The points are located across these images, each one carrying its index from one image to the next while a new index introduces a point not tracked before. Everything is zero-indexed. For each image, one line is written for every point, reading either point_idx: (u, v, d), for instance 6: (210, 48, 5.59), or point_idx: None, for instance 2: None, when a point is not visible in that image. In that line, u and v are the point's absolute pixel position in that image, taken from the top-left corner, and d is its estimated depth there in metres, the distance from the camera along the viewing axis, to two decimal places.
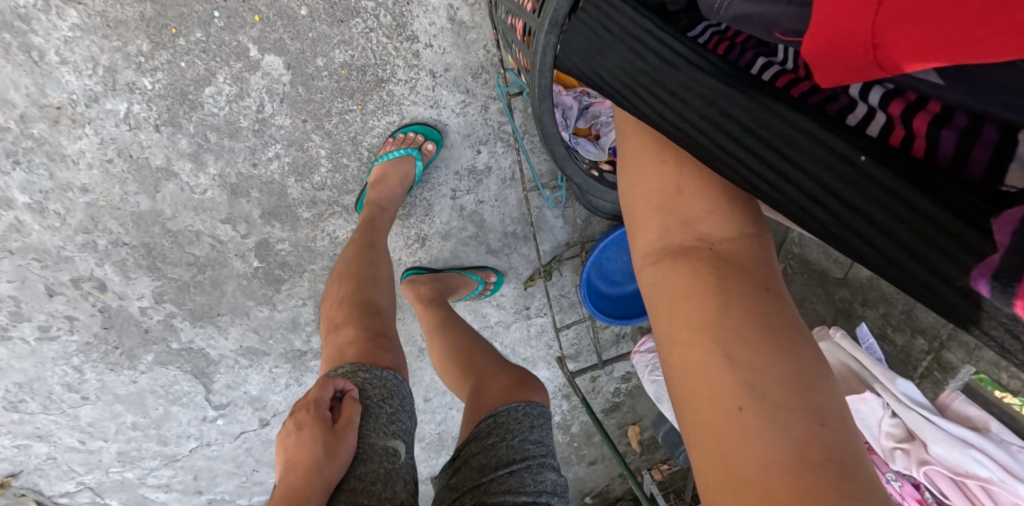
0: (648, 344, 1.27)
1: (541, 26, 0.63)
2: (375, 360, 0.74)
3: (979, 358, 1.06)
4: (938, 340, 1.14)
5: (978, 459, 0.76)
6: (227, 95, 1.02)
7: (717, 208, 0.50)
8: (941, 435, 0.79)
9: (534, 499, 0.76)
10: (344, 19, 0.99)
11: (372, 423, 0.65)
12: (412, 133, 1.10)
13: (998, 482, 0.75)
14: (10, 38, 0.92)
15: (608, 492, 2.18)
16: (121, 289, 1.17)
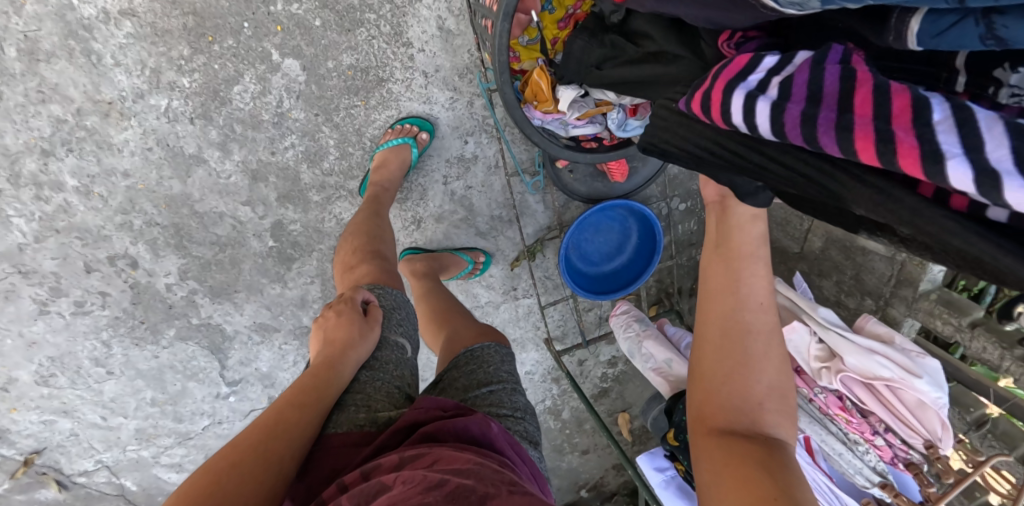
0: (624, 308, 1.44)
1: (499, 17, 0.82)
2: (389, 283, 0.98)
3: (916, 310, 1.21)
4: (883, 298, 1.29)
5: (882, 361, 0.88)
6: (251, 92, 1.20)
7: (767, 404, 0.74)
8: (852, 346, 0.91)
9: (512, 412, 0.91)
10: (351, 28, 1.19)
11: (388, 323, 0.91)
12: (408, 124, 1.29)
13: (899, 379, 0.86)
14: (75, 44, 1.10)
15: (602, 485, 2.27)
16: (151, 265, 1.32)
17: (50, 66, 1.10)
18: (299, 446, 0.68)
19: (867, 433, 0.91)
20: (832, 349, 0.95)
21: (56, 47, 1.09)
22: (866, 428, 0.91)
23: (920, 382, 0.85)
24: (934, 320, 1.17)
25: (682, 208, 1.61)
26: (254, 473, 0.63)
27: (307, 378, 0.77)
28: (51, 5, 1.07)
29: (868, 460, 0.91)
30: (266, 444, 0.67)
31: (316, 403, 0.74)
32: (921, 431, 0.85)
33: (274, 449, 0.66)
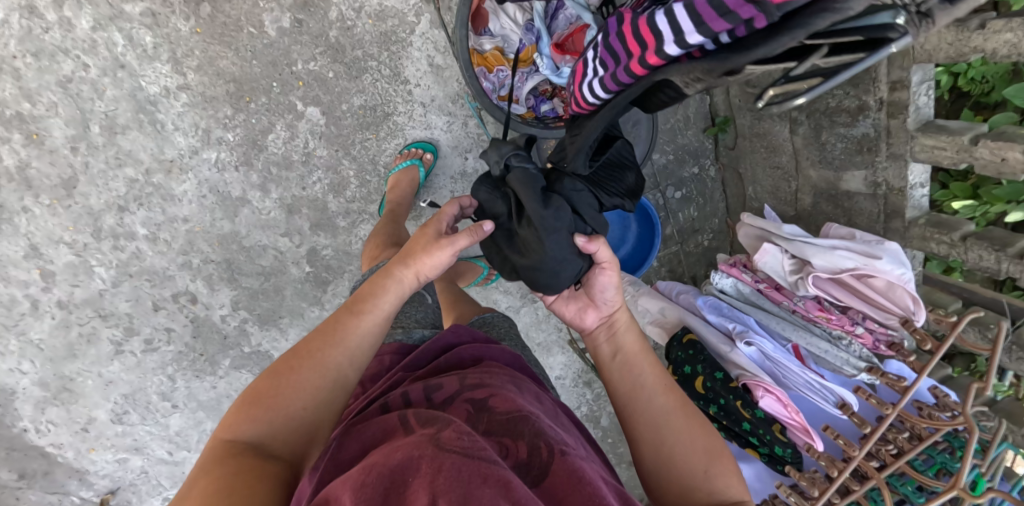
0: None
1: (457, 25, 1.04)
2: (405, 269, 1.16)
3: (910, 238, 1.31)
4: (879, 236, 1.38)
5: (845, 254, 0.98)
6: (283, 138, 1.45)
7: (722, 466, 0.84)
8: (817, 247, 1.01)
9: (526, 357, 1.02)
10: (358, 75, 1.44)
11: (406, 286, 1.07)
12: (415, 148, 1.51)
13: (863, 265, 0.96)
14: (143, 116, 1.37)
15: None
16: (208, 299, 1.52)
17: (124, 137, 1.37)
18: (362, 349, 0.76)
19: (848, 325, 0.98)
20: (802, 258, 1.04)
21: (129, 121, 1.36)
22: (846, 319, 0.98)
23: (882, 264, 0.94)
24: (929, 242, 1.27)
25: (677, 196, 1.76)
26: (315, 375, 0.71)
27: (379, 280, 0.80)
28: (125, 88, 1.34)
29: (854, 350, 0.97)
30: (335, 340, 0.74)
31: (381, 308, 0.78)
32: (893, 309, 0.93)
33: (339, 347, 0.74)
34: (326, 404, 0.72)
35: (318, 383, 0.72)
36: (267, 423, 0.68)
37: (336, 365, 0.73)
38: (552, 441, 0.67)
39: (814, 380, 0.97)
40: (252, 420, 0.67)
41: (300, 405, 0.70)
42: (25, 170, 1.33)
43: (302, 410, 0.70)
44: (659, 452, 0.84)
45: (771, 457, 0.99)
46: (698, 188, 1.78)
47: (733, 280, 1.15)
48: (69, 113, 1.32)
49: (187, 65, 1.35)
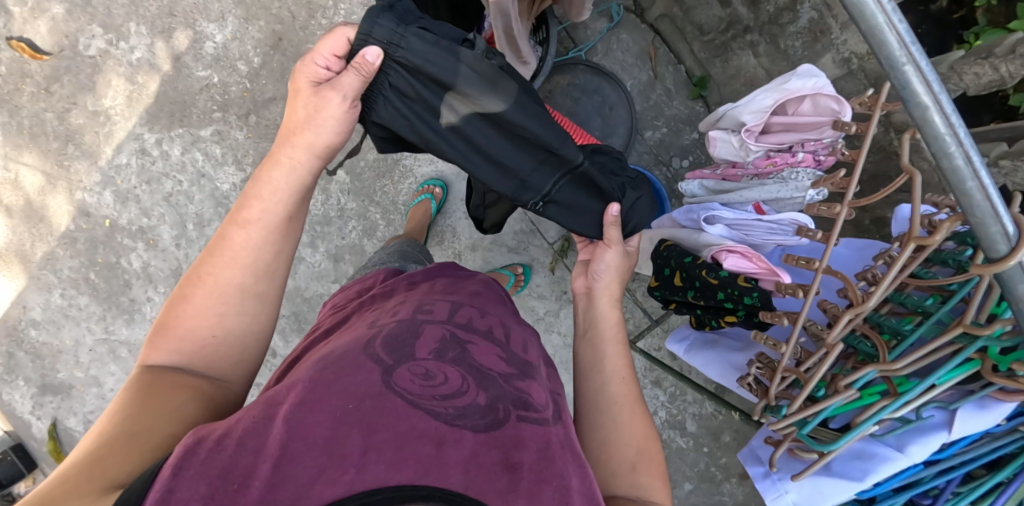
0: None
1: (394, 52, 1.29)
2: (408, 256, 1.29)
3: None
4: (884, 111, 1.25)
5: (761, 95, 0.97)
6: (321, 201, 1.77)
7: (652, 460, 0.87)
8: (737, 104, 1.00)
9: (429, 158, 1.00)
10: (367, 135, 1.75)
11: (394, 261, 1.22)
12: (427, 186, 1.74)
13: (780, 96, 0.94)
14: (222, 209, 1.78)
15: None
16: (284, 350, 1.77)
17: (209, 228, 1.78)
18: (251, 255, 0.80)
19: (789, 159, 0.96)
20: (739, 123, 1.02)
21: (213, 215, 1.78)
22: (788, 155, 0.96)
23: (796, 85, 0.93)
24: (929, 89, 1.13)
25: (685, 164, 1.73)
26: (209, 294, 0.78)
27: (262, 188, 0.82)
28: (208, 191, 1.78)
29: (804, 179, 0.93)
30: (218, 253, 0.79)
31: (267, 214, 0.82)
32: (823, 119, 0.92)
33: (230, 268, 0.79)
34: (235, 320, 0.79)
35: (216, 307, 0.78)
36: (180, 344, 0.76)
37: (233, 285, 0.79)
38: (512, 406, 0.73)
39: (771, 224, 0.93)
40: (166, 346, 0.76)
41: (210, 326, 0.78)
42: (148, 268, 1.80)
43: (211, 335, 0.78)
44: (603, 430, 0.88)
45: (748, 314, 0.91)
46: (706, 152, 1.74)
47: (699, 182, 1.14)
48: (173, 219, 1.79)
49: (246, 163, 1.77)
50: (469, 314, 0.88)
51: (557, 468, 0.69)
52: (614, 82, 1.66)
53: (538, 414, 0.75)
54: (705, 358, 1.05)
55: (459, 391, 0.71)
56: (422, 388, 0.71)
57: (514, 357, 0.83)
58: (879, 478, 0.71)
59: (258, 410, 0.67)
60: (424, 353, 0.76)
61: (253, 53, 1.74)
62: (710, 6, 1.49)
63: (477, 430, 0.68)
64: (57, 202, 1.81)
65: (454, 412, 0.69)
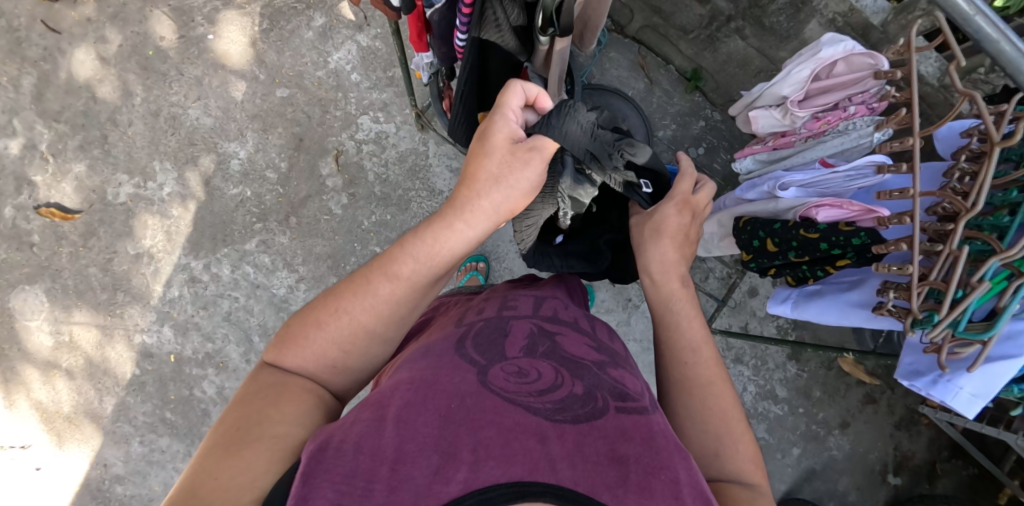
0: None
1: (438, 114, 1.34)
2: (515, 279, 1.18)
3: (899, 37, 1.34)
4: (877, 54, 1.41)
5: (796, 68, 1.07)
6: None
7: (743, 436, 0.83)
8: (774, 81, 1.11)
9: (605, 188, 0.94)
10: (406, 206, 1.83)
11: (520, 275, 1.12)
12: (473, 262, 1.81)
13: (817, 63, 1.05)
14: (284, 312, 1.81)
15: (901, 453, 2.09)
16: None
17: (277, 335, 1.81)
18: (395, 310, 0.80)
19: (840, 114, 1.03)
20: (779, 97, 1.13)
21: (277, 320, 1.81)
22: (840, 112, 1.03)
23: (828, 52, 1.03)
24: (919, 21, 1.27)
25: (702, 151, 1.87)
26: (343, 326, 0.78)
27: (422, 245, 0.80)
28: (265, 300, 1.81)
29: (864, 127, 0.99)
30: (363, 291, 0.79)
31: (417, 274, 0.80)
32: (863, 73, 1.01)
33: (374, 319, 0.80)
34: (357, 355, 0.80)
35: (340, 333, 0.78)
36: (305, 360, 0.77)
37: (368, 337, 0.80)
38: (609, 396, 0.69)
39: (849, 171, 0.98)
40: (294, 362, 0.77)
41: (335, 354, 0.79)
42: (223, 391, 1.81)
43: (332, 360, 0.78)
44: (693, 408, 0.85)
45: (860, 253, 0.95)
46: (718, 135, 1.87)
47: (751, 158, 1.21)
48: (238, 336, 1.81)
49: (296, 263, 1.81)
50: (554, 308, 0.92)
51: (663, 460, 0.61)
52: (621, 96, 1.79)
53: (637, 402, 0.70)
54: (819, 308, 1.11)
55: (555, 384, 0.68)
56: (520, 384, 0.67)
57: (604, 348, 0.85)
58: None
59: (366, 414, 0.62)
60: (516, 352, 0.75)
61: (279, 159, 1.82)
62: (690, 7, 1.65)
63: (578, 421, 0.62)
64: (117, 351, 1.81)
65: (552, 405, 0.64)
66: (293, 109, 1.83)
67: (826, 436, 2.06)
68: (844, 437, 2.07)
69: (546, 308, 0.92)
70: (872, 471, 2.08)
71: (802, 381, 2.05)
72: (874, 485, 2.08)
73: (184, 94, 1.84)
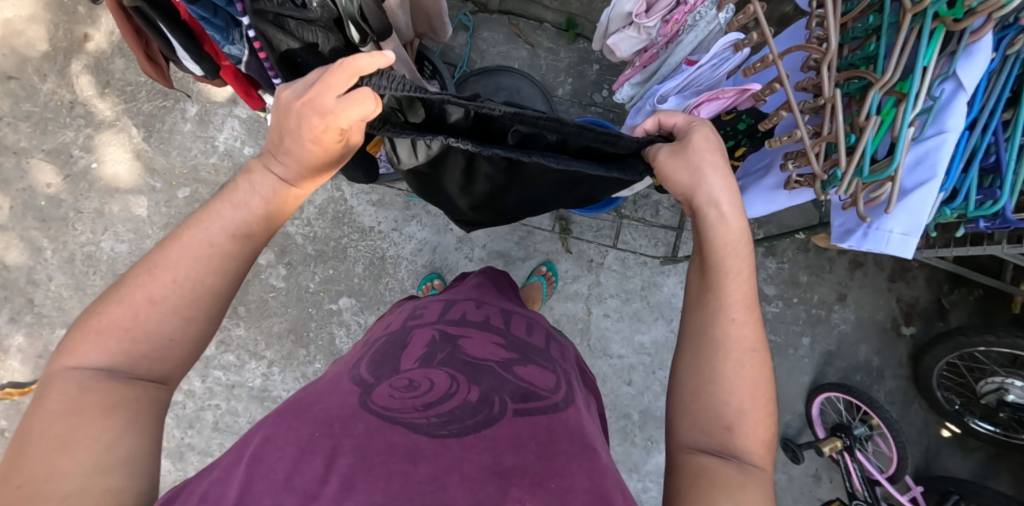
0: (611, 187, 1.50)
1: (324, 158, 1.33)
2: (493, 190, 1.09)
3: None
4: None
5: None
6: (346, 334, 1.79)
7: (757, 411, 0.78)
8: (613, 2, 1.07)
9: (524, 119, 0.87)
10: (344, 254, 1.79)
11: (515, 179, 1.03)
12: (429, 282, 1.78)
13: None
14: (269, 401, 1.78)
15: (903, 302, 2.10)
16: None
17: None
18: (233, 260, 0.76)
19: (684, 9, 0.99)
20: (626, 16, 1.08)
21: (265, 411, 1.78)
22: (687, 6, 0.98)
23: None
24: None
25: (605, 94, 1.85)
26: (171, 291, 0.72)
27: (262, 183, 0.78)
28: (247, 396, 1.78)
29: (708, 12, 0.96)
30: (182, 248, 0.73)
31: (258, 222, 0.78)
32: None
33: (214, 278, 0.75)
34: (191, 325, 0.74)
35: (164, 293, 0.72)
36: (116, 339, 0.70)
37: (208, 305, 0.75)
38: (508, 398, 0.84)
39: (710, 60, 0.94)
40: (102, 348, 0.69)
41: (169, 328, 0.72)
42: None
43: (168, 334, 0.72)
44: (703, 385, 0.79)
45: (751, 137, 0.93)
46: (614, 72, 1.85)
47: (628, 84, 1.17)
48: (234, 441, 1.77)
49: (262, 349, 1.78)
50: (462, 313, 1.09)
51: (557, 471, 0.75)
52: (506, 70, 1.77)
53: (538, 401, 0.86)
54: (749, 203, 1.05)
55: (450, 392, 0.83)
56: (407, 400, 0.81)
57: (507, 343, 1.01)
58: (946, 160, 0.74)
59: (232, 454, 0.73)
60: (412, 365, 0.89)
61: None
62: None
63: (463, 433, 0.76)
64: None
65: (435, 419, 0.78)
66: (201, 204, 1.79)
67: (829, 315, 2.05)
68: (846, 309, 2.06)
69: (455, 312, 1.11)
70: (885, 331, 2.08)
71: (786, 273, 2.04)
72: (891, 343, 2.08)
73: (91, 230, 1.80)
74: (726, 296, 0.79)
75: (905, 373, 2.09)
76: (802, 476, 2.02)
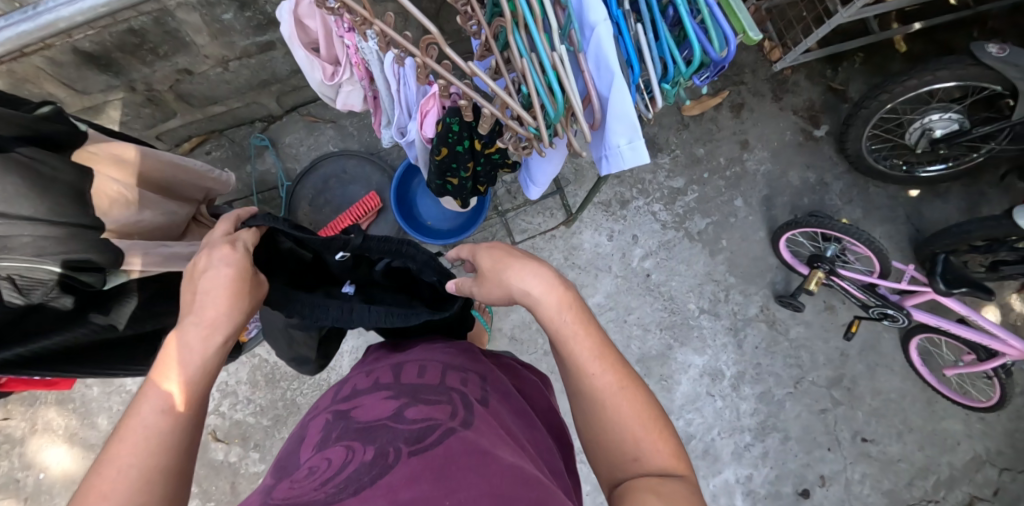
0: None
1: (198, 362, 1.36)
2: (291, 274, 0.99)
3: None
4: None
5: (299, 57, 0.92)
6: None
7: (661, 432, 0.74)
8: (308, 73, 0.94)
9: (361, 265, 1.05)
10: (297, 406, 1.77)
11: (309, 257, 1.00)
12: None
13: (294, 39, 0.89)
14: None
15: (799, 111, 2.07)
16: None
17: None
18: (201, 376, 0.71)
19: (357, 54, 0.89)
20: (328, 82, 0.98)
21: None
22: (351, 49, 0.90)
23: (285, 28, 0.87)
24: None
25: None
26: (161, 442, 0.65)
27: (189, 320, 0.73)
28: None
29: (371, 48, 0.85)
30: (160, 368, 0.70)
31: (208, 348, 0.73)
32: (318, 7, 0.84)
33: (185, 381, 0.69)
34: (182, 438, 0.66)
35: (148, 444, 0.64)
36: None
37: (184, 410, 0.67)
38: (400, 443, 0.75)
39: (400, 84, 0.87)
40: None
41: (142, 485, 0.62)
42: None
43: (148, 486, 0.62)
44: (597, 413, 0.76)
45: (474, 127, 0.89)
46: None
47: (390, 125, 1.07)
48: None
49: None
50: (354, 385, 0.95)
51: (451, 487, 0.67)
52: (320, 161, 1.75)
53: (435, 433, 0.77)
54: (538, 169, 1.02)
55: (347, 460, 0.74)
56: (306, 485, 0.70)
57: (402, 390, 0.89)
58: (614, 55, 0.66)
59: None
60: (310, 455, 0.79)
61: None
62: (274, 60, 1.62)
63: (358, 490, 0.67)
64: None
65: (332, 488, 0.68)
66: None
67: (744, 166, 2.03)
68: (755, 151, 2.04)
69: (348, 388, 0.96)
70: (802, 145, 2.05)
71: (682, 157, 2.03)
72: (814, 151, 2.05)
73: None
74: (583, 369, 0.78)
75: (844, 167, 2.05)
76: (816, 316, 1.99)
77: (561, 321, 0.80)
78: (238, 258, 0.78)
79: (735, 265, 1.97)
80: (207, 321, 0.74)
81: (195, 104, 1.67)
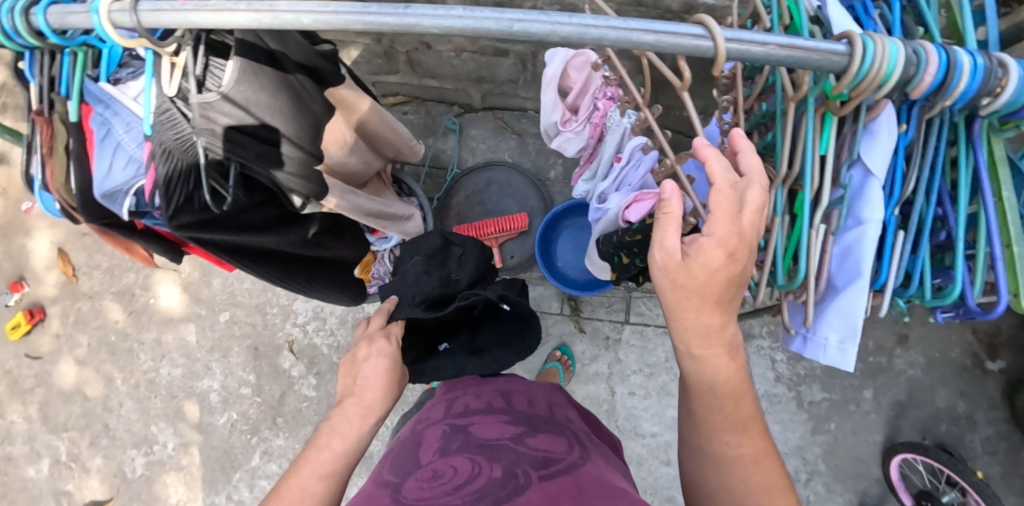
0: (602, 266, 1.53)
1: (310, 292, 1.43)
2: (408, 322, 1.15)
3: None
4: None
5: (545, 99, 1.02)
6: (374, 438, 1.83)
7: (775, 459, 0.78)
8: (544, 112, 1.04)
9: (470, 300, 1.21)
10: None
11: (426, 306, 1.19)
12: None
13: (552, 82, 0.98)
14: None
15: (982, 335, 1.84)
16: None
17: None
18: (346, 456, 0.91)
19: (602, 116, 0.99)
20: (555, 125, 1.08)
21: None
22: (598, 111, 1.01)
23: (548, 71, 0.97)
24: None
25: None
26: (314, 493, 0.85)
27: (352, 406, 0.96)
28: None
29: (621, 118, 0.95)
30: (325, 435, 0.92)
31: (353, 431, 0.93)
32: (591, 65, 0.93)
33: (331, 456, 0.89)
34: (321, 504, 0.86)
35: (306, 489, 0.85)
36: None
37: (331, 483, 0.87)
38: (527, 467, 0.83)
39: (630, 161, 0.93)
40: None
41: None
42: None
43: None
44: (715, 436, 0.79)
45: (679, 234, 0.90)
46: None
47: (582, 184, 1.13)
48: None
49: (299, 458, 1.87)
50: (465, 404, 1.11)
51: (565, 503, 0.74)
52: (494, 165, 1.86)
53: (559, 464, 0.86)
54: None
55: (470, 472, 0.83)
56: (435, 487, 0.81)
57: (519, 418, 1.02)
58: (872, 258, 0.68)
59: None
60: (432, 458, 0.92)
61: (246, 374, 1.94)
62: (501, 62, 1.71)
63: (497, 501, 0.76)
64: None
65: (467, 497, 0.77)
66: (239, 326, 1.97)
67: (891, 362, 1.84)
68: (912, 352, 1.84)
69: (459, 404, 1.12)
70: (967, 371, 1.82)
71: None
72: (978, 384, 1.81)
73: (151, 358, 2.01)
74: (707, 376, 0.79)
75: (1004, 417, 1.80)
76: None
77: (699, 348, 0.77)
78: (391, 354, 1.03)
79: (831, 454, 1.80)
80: (360, 413, 0.95)
81: (417, 69, 1.81)
